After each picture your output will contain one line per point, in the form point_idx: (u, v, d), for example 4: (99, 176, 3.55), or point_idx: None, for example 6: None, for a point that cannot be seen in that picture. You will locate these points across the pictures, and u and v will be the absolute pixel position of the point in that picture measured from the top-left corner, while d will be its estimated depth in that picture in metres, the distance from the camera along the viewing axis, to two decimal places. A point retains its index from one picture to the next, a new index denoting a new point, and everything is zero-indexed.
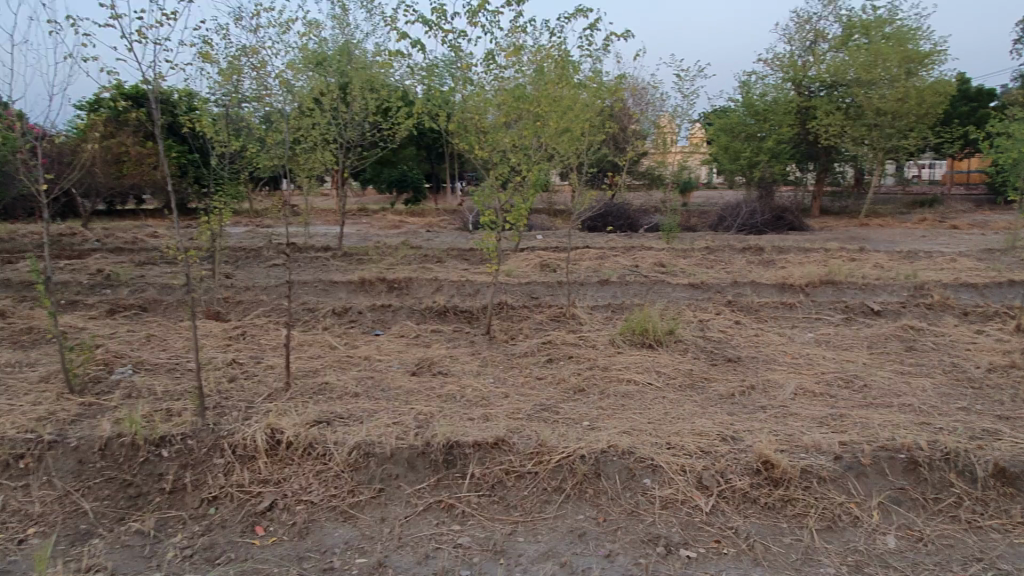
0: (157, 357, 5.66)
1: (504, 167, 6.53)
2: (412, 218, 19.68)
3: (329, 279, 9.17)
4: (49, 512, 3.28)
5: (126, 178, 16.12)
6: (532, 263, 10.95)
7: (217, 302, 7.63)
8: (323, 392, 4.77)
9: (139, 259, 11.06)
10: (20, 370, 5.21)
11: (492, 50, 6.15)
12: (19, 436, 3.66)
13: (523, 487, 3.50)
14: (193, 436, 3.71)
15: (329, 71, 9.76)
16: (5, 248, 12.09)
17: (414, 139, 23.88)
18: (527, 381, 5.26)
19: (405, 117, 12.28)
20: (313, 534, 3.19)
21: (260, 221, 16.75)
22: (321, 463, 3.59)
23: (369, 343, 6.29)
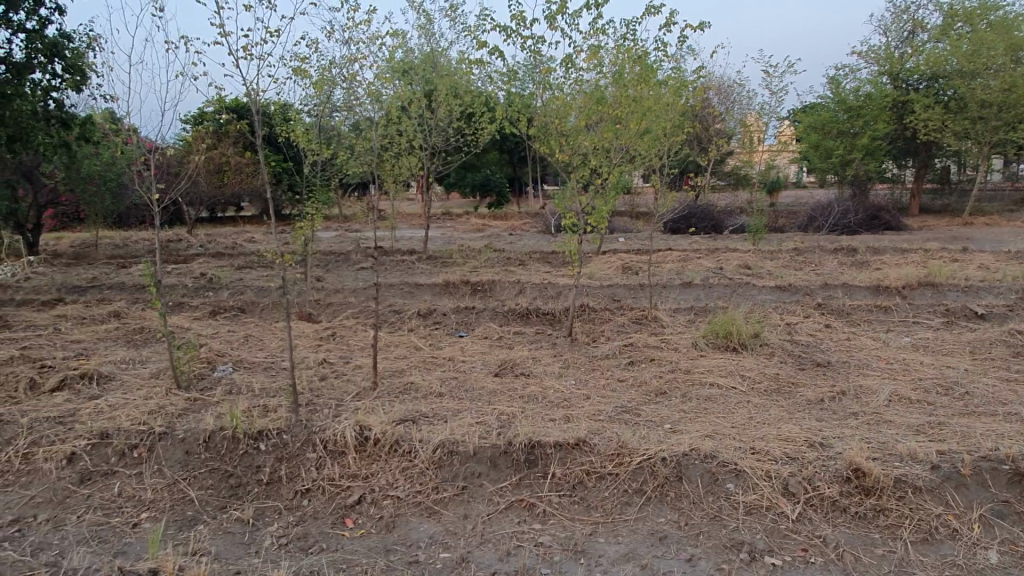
0: (254, 356, 5.97)
1: (585, 170, 6.55)
2: (495, 222, 19.90)
3: (415, 282, 9.43)
4: (159, 498, 3.49)
5: (227, 187, 17.04)
6: (614, 265, 10.92)
7: (309, 304, 7.98)
8: (409, 392, 4.92)
9: (238, 263, 11.69)
10: (133, 366, 5.61)
11: (572, 53, 6.16)
12: (134, 428, 3.96)
13: (604, 488, 3.52)
14: (288, 432, 3.92)
15: (415, 78, 10.02)
16: (120, 253, 12.99)
17: (496, 143, 24.14)
18: (608, 383, 5.27)
19: (488, 121, 12.47)
20: (400, 529, 3.30)
21: (350, 225, 17.35)
22: (407, 460, 3.72)
23: (453, 344, 6.45)
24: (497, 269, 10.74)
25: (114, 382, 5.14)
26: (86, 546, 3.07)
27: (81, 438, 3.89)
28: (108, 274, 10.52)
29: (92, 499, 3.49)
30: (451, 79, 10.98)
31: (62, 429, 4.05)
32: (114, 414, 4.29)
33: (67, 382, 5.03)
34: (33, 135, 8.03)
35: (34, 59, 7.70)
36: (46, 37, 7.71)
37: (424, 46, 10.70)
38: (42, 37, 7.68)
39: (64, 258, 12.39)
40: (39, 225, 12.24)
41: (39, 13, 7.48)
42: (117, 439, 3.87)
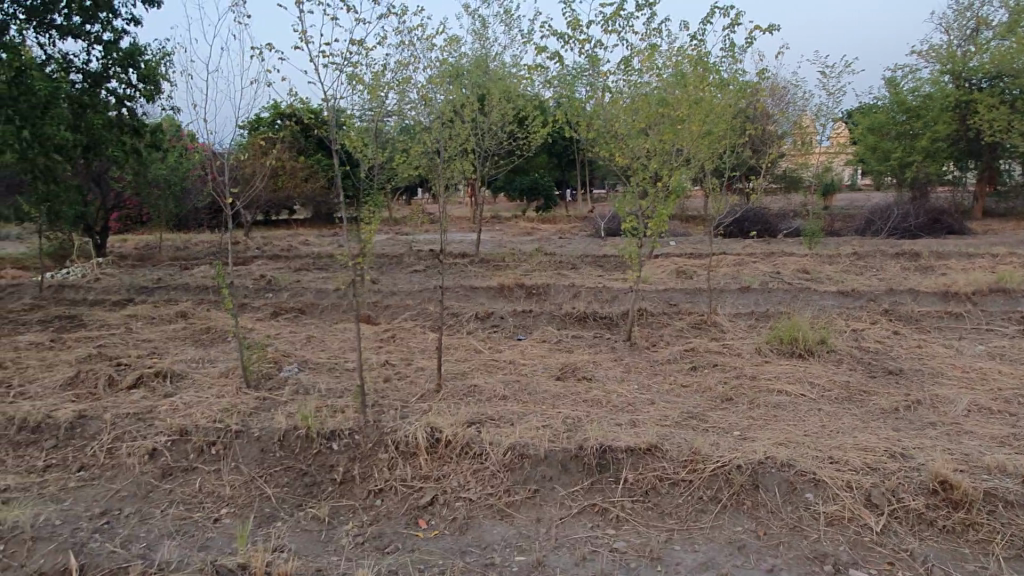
0: (318, 357, 6.07)
1: (644, 173, 6.48)
2: (544, 225, 19.88)
3: (470, 284, 9.47)
4: (238, 494, 3.58)
5: (282, 190, 17.42)
6: (668, 269, 10.80)
7: (368, 307, 8.09)
8: (473, 394, 4.94)
9: (295, 265, 11.92)
10: (204, 365, 5.77)
11: (629, 56, 6.13)
12: (211, 425, 4.07)
13: (679, 494, 3.47)
14: (360, 432, 3.96)
15: (469, 82, 10.08)
16: (182, 255, 13.36)
17: (545, 147, 24.10)
18: (672, 388, 5.19)
19: (539, 124, 12.49)
20: (473, 530, 3.31)
21: (401, 228, 17.54)
22: (478, 462, 3.74)
23: (512, 347, 6.45)
24: (549, 273, 10.72)
25: (186, 381, 5.28)
26: (172, 540, 3.15)
27: (161, 435, 4.01)
28: (173, 275, 10.84)
29: (174, 494, 3.59)
30: (503, 83, 11.01)
31: (141, 426, 4.18)
32: (190, 411, 4.42)
33: (143, 380, 5.19)
34: (107, 143, 8.29)
35: (110, 70, 7.99)
36: (121, 48, 7.98)
37: (476, 51, 10.75)
38: (118, 48, 7.95)
39: (130, 260, 12.80)
40: (106, 228, 12.67)
41: (115, 25, 7.74)
42: (195, 435, 3.98)
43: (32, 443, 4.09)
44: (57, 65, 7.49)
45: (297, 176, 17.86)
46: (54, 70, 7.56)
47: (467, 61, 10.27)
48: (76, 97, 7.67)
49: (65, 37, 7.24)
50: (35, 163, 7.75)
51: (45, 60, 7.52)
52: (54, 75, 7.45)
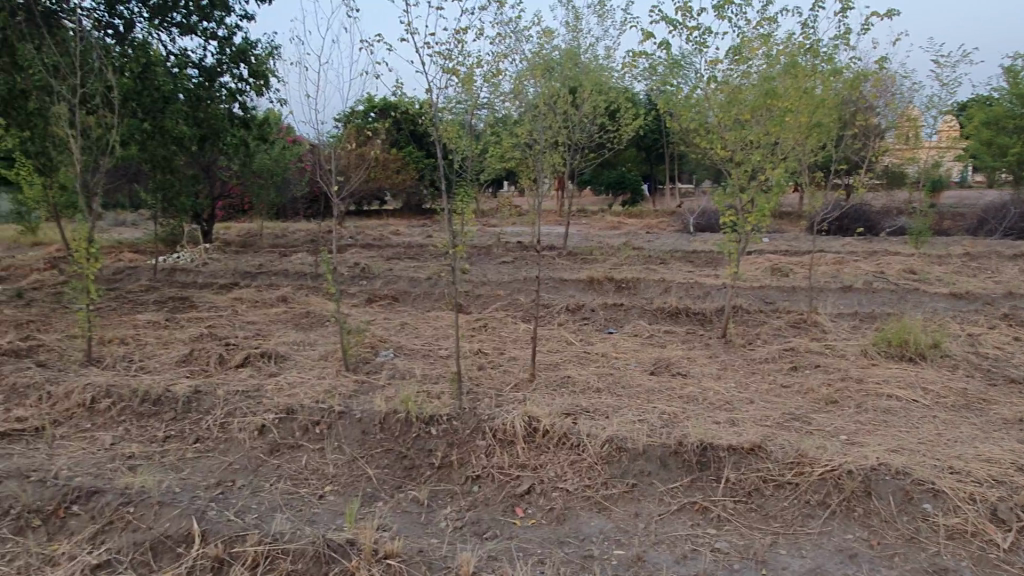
0: (413, 343, 6.20)
1: (747, 166, 6.26)
2: (632, 219, 19.65)
3: (559, 277, 9.44)
4: (341, 473, 3.69)
5: (375, 180, 17.88)
6: (763, 266, 10.46)
7: (459, 296, 8.20)
8: (566, 385, 4.93)
9: (388, 254, 12.20)
10: (305, 348, 5.99)
11: (739, 44, 5.94)
12: (316, 405, 4.20)
13: (784, 497, 3.37)
14: (458, 418, 4.01)
15: (564, 74, 10.01)
16: (281, 243, 13.91)
17: (634, 140, 23.81)
18: (771, 388, 5.02)
19: (632, 117, 12.31)
20: (571, 521, 3.30)
21: (489, 220, 17.70)
22: (575, 453, 3.72)
23: (604, 340, 6.40)
24: (639, 267, 10.56)
25: (289, 362, 5.48)
26: (283, 513, 3.27)
27: (269, 412, 4.18)
28: (273, 261, 11.30)
29: (282, 469, 3.74)
30: (597, 76, 10.91)
31: (251, 403, 4.36)
32: (295, 391, 4.58)
33: (249, 360, 5.42)
34: (219, 135, 8.67)
35: (224, 65, 8.37)
36: (235, 45, 8.35)
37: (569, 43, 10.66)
38: (232, 44, 8.32)
39: (233, 247, 13.42)
40: (213, 215, 13.33)
41: (230, 23, 8.11)
42: (301, 414, 4.13)
43: (153, 414, 4.35)
44: (178, 61, 7.91)
45: (389, 168, 18.26)
46: (175, 66, 7.98)
47: (560, 55, 10.20)
48: (193, 91, 8.08)
49: (185, 35, 7.64)
50: (154, 153, 8.22)
51: (167, 55, 7.94)
52: (174, 71, 7.87)
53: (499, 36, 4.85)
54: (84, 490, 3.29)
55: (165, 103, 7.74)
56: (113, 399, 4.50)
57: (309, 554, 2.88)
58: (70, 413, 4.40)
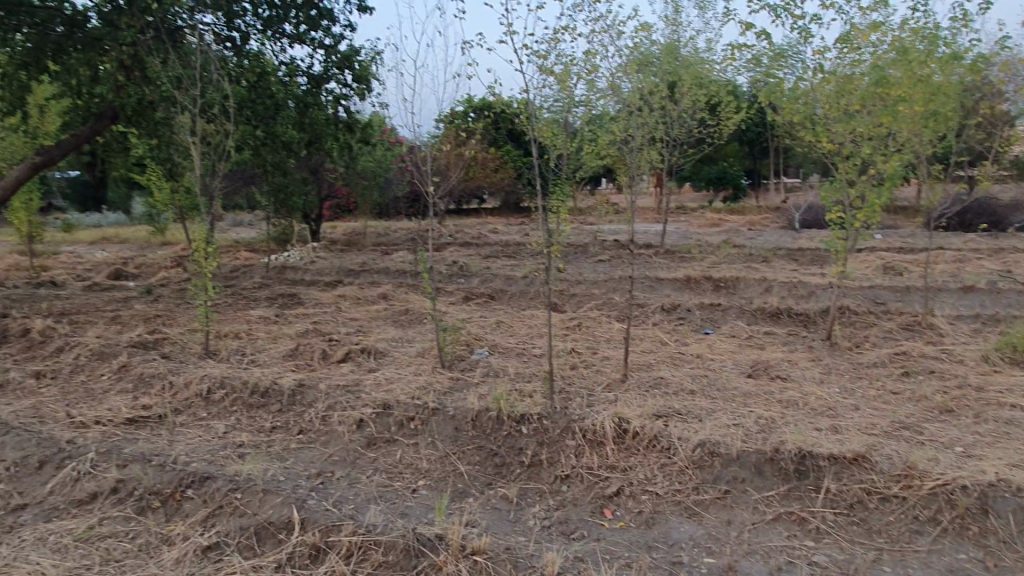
0: (507, 341, 6.27)
1: (856, 160, 5.95)
2: (733, 216, 19.04)
3: (655, 276, 9.31)
4: (433, 468, 3.79)
5: (473, 179, 18.19)
6: (874, 264, 9.91)
7: (554, 295, 8.22)
8: (659, 387, 4.85)
9: (486, 252, 12.36)
10: (403, 345, 6.18)
11: (848, 32, 5.66)
12: (410, 401, 4.33)
13: (889, 512, 3.20)
14: (549, 417, 4.03)
15: (661, 69, 9.82)
16: (383, 241, 14.38)
17: (737, 134, 23.08)
18: (879, 395, 4.76)
19: (733, 111, 11.93)
20: (660, 526, 3.26)
21: (586, 218, 17.63)
22: (666, 456, 3.67)
23: (700, 341, 6.26)
24: (739, 266, 10.24)
25: (388, 357, 5.67)
26: (378, 505, 3.40)
27: (367, 407, 4.33)
28: (375, 260, 11.70)
29: (378, 462, 3.88)
30: (696, 70, 10.66)
31: (351, 397, 4.55)
32: (392, 387, 4.73)
33: (351, 355, 5.65)
34: (326, 138, 9.05)
35: (330, 72, 8.73)
36: (340, 51, 8.69)
37: (667, 37, 10.45)
38: (337, 52, 8.67)
39: (339, 245, 13.99)
40: (321, 215, 13.93)
41: (335, 31, 8.45)
42: (397, 409, 4.26)
43: (261, 405, 4.61)
44: (288, 69, 8.31)
45: (487, 167, 18.50)
46: (285, 74, 8.39)
47: (657, 49, 10.01)
48: (302, 98, 8.48)
49: (295, 44, 8.01)
50: (266, 158, 8.69)
51: (278, 65, 8.36)
52: (285, 79, 8.28)
53: (592, 34, 4.81)
54: (198, 475, 3.52)
55: (276, 109, 8.16)
56: (227, 390, 4.80)
57: (399, 546, 2.97)
58: (189, 402, 4.73)
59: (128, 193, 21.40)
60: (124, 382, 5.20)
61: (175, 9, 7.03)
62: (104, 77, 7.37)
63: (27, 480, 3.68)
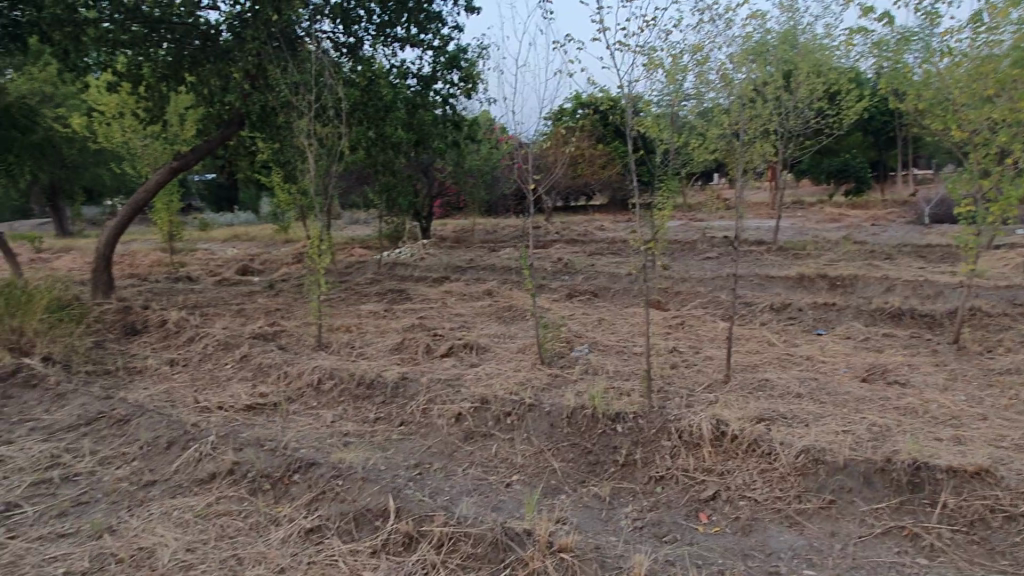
0: (608, 339, 6.22)
1: (988, 149, 5.48)
2: (856, 211, 17.98)
3: (766, 273, 8.96)
4: (528, 464, 3.82)
5: (580, 176, 18.12)
6: (1015, 262, 9.09)
7: (658, 293, 8.07)
8: (764, 389, 4.67)
9: (591, 249, 12.30)
10: (505, 340, 6.26)
11: (981, 11, 5.24)
12: (507, 397, 4.38)
13: (1016, 532, 2.94)
14: (644, 417, 3.97)
15: (775, 58, 9.42)
16: (490, 239, 14.60)
17: (861, 124, 21.79)
18: (1011, 404, 4.38)
19: (854, 100, 11.28)
20: (757, 533, 3.14)
21: (695, 215, 17.18)
22: (767, 461, 3.54)
23: (811, 342, 5.98)
24: (860, 264, 9.67)
25: (489, 353, 5.77)
26: (472, 498, 3.46)
27: (466, 401, 4.42)
28: (482, 256, 11.90)
29: (475, 455, 3.96)
30: (813, 57, 10.16)
31: (450, 390, 4.66)
32: (491, 382, 4.81)
33: (454, 350, 5.79)
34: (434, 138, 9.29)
35: (438, 72, 8.95)
36: (448, 52, 8.89)
37: (782, 25, 10.02)
38: (445, 53, 8.87)
39: (448, 242, 14.33)
40: (430, 213, 14.28)
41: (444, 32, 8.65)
42: (494, 404, 4.33)
43: (367, 397, 4.81)
44: (399, 72, 8.59)
45: (594, 164, 18.38)
46: (396, 77, 8.67)
47: (771, 37, 9.62)
48: (411, 99, 8.74)
49: (405, 47, 8.27)
50: (377, 158, 9.03)
51: (389, 68, 8.66)
52: (395, 81, 8.57)
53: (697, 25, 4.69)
54: (304, 461, 3.73)
55: (387, 111, 8.45)
56: (336, 380, 5.03)
57: (488, 539, 3.03)
58: (301, 392, 5.00)
59: (256, 192, 22.81)
60: (246, 370, 5.57)
61: (295, 20, 7.42)
62: (232, 86, 7.89)
63: (157, 458, 4.02)
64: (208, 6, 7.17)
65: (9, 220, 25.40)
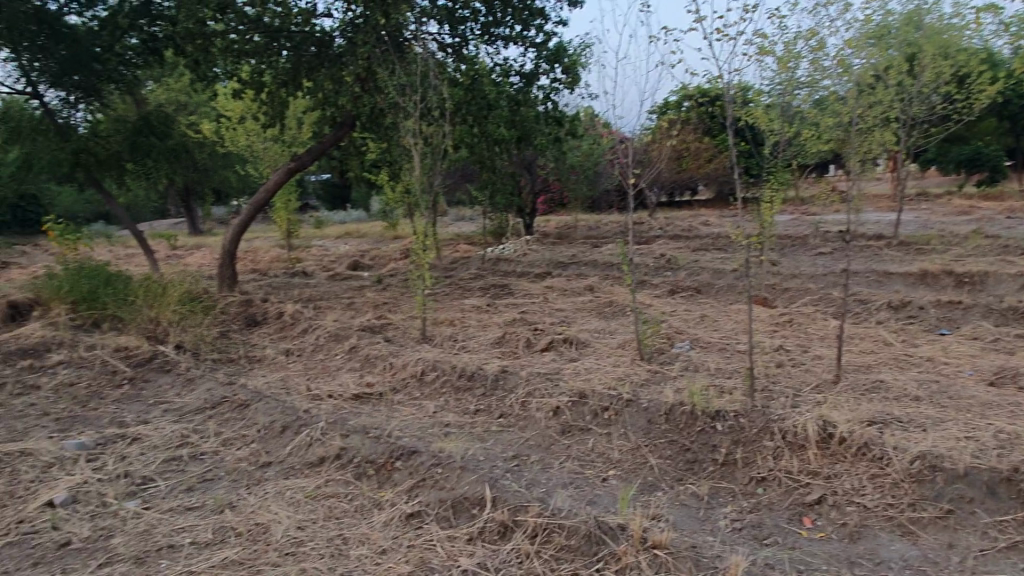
0: (711, 336, 6.08)
1: None
2: (990, 203, 16.66)
3: (884, 269, 8.47)
4: (625, 459, 3.81)
5: (685, 169, 17.74)
6: None
7: (765, 289, 7.80)
8: (879, 390, 4.43)
9: (696, 245, 12.02)
10: (605, 336, 6.24)
11: None
12: (605, 391, 4.38)
13: None
14: (745, 415, 3.86)
15: (898, 41, 8.86)
16: (593, 234, 14.54)
17: (995, 108, 20.17)
18: None
19: (987, 83, 10.45)
20: (867, 541, 3.01)
21: (808, 208, 16.44)
22: (878, 466, 3.37)
23: (933, 342, 5.61)
24: (991, 259, 8.97)
25: (588, 348, 5.77)
26: (567, 491, 3.49)
27: (564, 395, 4.46)
28: (583, 252, 11.87)
29: (571, 449, 3.98)
30: (941, 39, 9.49)
31: (549, 384, 4.71)
32: (589, 376, 4.82)
33: (553, 344, 5.83)
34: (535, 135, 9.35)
35: (541, 68, 9.00)
36: (550, 48, 8.92)
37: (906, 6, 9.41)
38: (548, 49, 8.90)
39: (550, 238, 14.38)
40: (533, 208, 14.38)
41: (547, 29, 8.68)
42: (592, 398, 4.34)
43: (468, 388, 4.93)
44: (502, 70, 8.70)
45: (701, 157, 17.93)
46: (499, 74, 8.79)
47: (893, 18, 9.06)
48: (514, 96, 8.83)
49: (509, 44, 8.37)
50: (481, 155, 9.20)
51: (493, 66, 8.78)
52: (499, 79, 8.68)
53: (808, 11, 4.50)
54: (406, 449, 3.87)
55: (490, 109, 8.58)
56: (439, 372, 5.19)
57: (581, 532, 3.05)
58: (406, 382, 5.18)
59: (368, 192, 23.74)
60: (355, 361, 5.84)
61: (402, 23, 7.67)
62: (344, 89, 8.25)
63: (273, 441, 4.28)
64: (322, 14, 7.52)
65: (149, 220, 27.61)
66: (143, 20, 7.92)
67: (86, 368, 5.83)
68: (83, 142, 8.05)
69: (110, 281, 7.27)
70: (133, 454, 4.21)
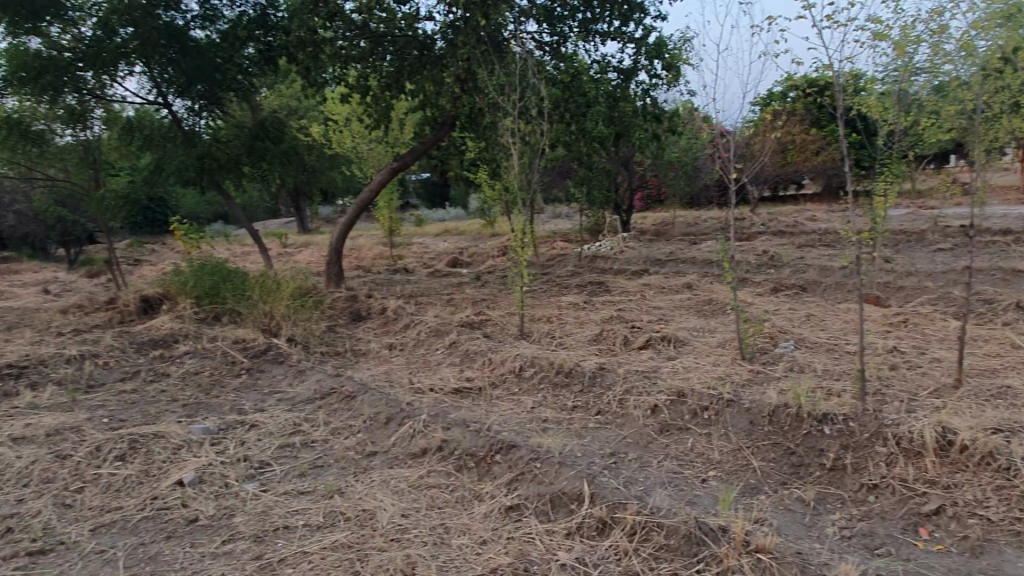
0: (818, 336, 5.84)
1: None
2: None
3: (1013, 267, 7.87)
4: (726, 460, 3.73)
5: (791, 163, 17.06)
6: None
7: (877, 288, 7.42)
8: (1006, 397, 4.14)
9: (801, 241, 11.57)
10: (705, 334, 6.11)
11: None
12: (705, 390, 4.30)
13: None
14: (856, 419, 3.70)
15: None
16: (692, 231, 14.23)
17: None
18: None
19: None
20: (990, 556, 2.83)
21: (926, 202, 15.47)
22: (1005, 478, 3.17)
23: None
24: None
25: (688, 347, 5.67)
26: (666, 490, 3.46)
27: (662, 393, 4.41)
28: (682, 249, 11.65)
29: (670, 448, 3.94)
30: None
31: (647, 382, 4.67)
32: (688, 375, 4.74)
33: (651, 342, 5.76)
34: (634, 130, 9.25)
35: (640, 63, 8.88)
36: (650, 43, 8.80)
37: None
38: (647, 44, 8.78)
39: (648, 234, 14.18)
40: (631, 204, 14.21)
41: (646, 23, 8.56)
42: (691, 398, 4.27)
43: (565, 385, 4.96)
44: (600, 66, 8.65)
45: (807, 150, 17.20)
46: (597, 71, 8.74)
47: None
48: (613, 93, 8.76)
49: (607, 40, 8.31)
50: (578, 152, 9.19)
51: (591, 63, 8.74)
52: (597, 76, 8.64)
53: None
54: (505, 443, 3.94)
55: (588, 106, 8.55)
56: (537, 368, 5.24)
57: (681, 532, 3.02)
58: (504, 377, 5.26)
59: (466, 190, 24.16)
60: (454, 356, 5.97)
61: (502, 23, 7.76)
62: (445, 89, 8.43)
63: (378, 431, 4.45)
64: (424, 17, 7.72)
65: (262, 219, 29.11)
66: (259, 31, 8.66)
67: (209, 358, 6.24)
68: (207, 146, 8.57)
69: (229, 277, 7.73)
70: (250, 440, 4.48)
